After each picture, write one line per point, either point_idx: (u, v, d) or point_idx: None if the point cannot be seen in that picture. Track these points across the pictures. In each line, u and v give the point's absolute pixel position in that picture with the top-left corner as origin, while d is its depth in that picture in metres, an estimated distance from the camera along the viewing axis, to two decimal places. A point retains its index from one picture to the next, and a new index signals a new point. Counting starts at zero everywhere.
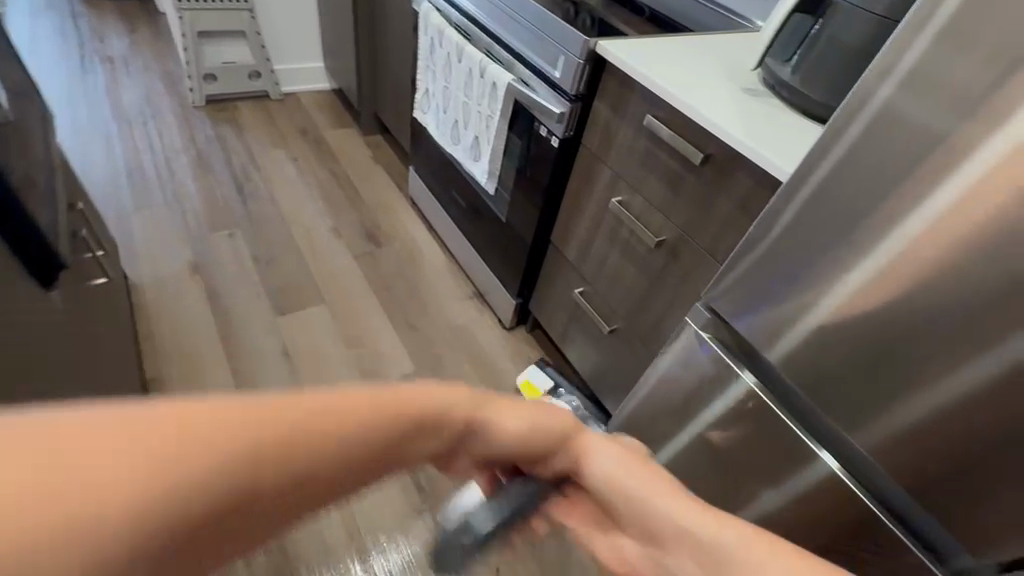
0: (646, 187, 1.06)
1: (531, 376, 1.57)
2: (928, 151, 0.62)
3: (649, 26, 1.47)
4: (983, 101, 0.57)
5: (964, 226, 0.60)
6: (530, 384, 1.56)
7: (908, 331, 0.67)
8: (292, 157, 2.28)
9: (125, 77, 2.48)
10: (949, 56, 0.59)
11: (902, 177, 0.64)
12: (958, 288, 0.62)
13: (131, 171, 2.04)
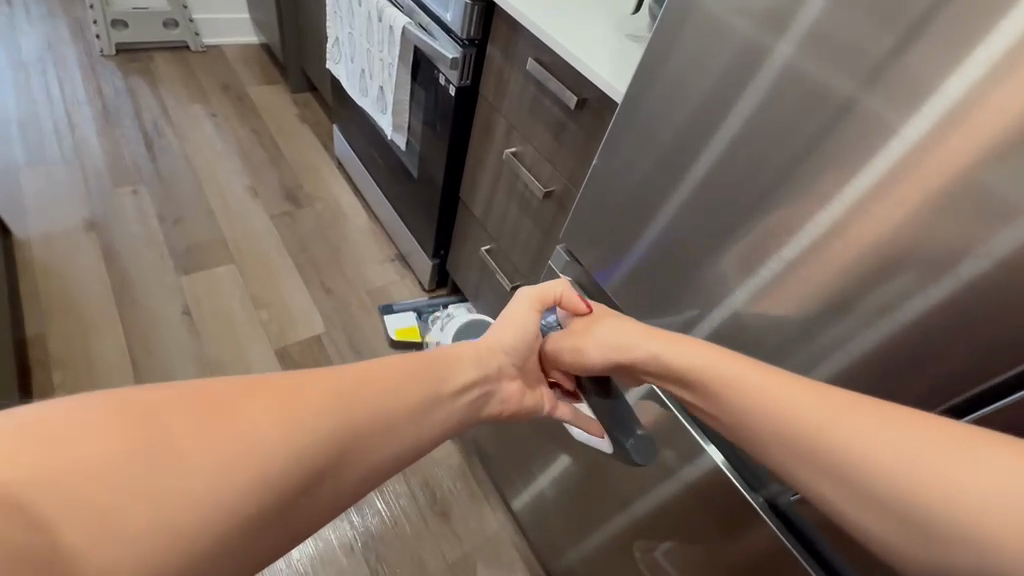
0: (536, 136, 1.05)
1: (395, 321, 1.62)
2: (839, 122, 0.58)
3: None
4: (887, 63, 0.53)
5: (878, 205, 0.57)
6: (400, 329, 1.61)
7: (803, 299, 0.66)
8: (210, 112, 2.15)
9: (25, 20, 2.27)
10: (850, 15, 0.55)
11: (810, 150, 0.61)
12: (852, 260, 0.60)
13: (25, 123, 1.89)
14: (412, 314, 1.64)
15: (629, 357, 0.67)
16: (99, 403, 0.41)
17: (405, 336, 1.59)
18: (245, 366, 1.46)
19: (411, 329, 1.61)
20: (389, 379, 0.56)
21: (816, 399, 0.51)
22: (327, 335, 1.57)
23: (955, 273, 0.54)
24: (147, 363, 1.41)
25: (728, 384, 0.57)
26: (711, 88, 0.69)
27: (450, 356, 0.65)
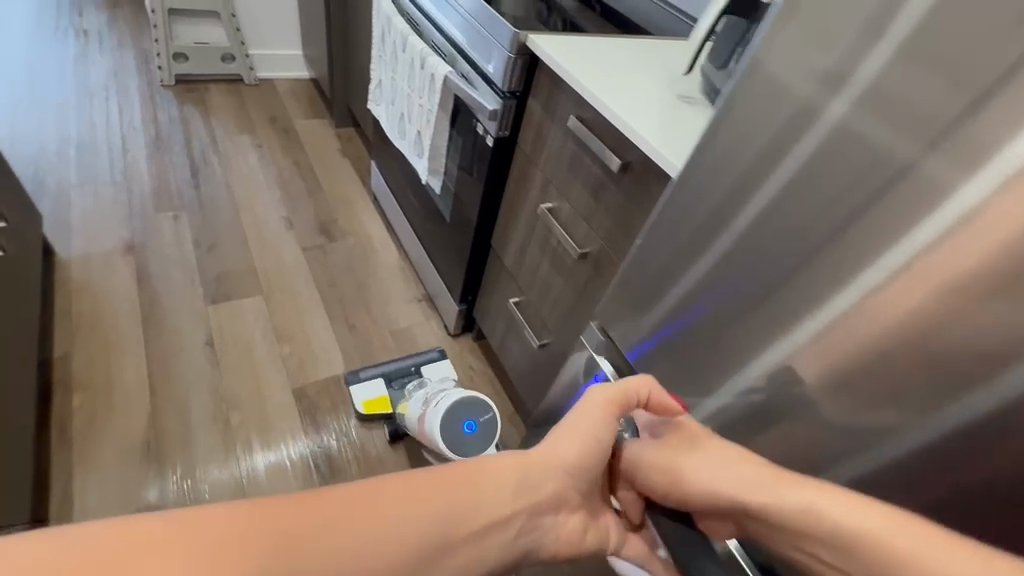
0: (573, 194, 1.00)
1: (363, 392, 1.47)
2: (896, 191, 0.46)
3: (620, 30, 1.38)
4: (959, 125, 0.42)
5: (944, 297, 0.44)
6: (369, 400, 1.46)
7: (845, 406, 0.52)
8: (256, 144, 2.21)
9: (98, 51, 2.42)
10: (914, 70, 0.45)
11: (860, 221, 0.49)
12: (908, 364, 0.47)
13: (84, 146, 1.98)
14: (380, 380, 1.50)
15: (728, 498, 0.52)
16: (153, 521, 0.37)
17: (375, 408, 1.44)
18: (260, 402, 1.43)
19: (380, 400, 1.46)
20: (457, 489, 0.49)
21: (931, 545, 0.42)
22: (345, 375, 1.53)
23: (1012, 385, 0.41)
24: (163, 390, 1.39)
25: (855, 542, 0.44)
26: (748, 147, 0.59)
27: (540, 456, 0.56)
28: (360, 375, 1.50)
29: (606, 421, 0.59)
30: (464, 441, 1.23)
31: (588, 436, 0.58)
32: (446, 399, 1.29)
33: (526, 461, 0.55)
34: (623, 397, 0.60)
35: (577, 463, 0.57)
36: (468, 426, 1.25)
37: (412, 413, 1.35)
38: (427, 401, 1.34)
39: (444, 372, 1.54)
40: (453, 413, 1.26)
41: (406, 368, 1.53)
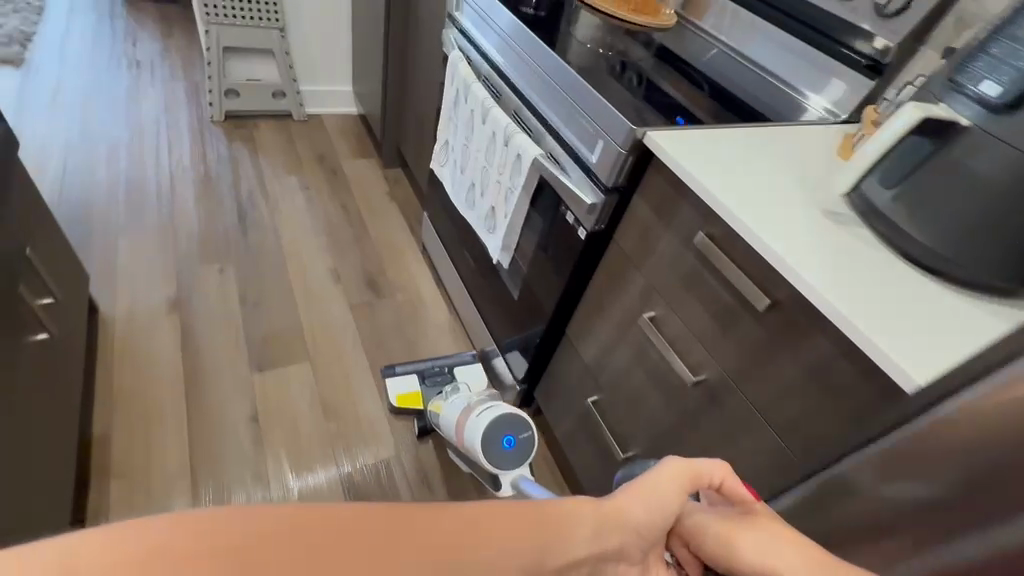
0: (688, 312, 0.88)
1: (396, 385, 1.53)
2: None
3: (700, 95, 1.20)
4: None
5: None
6: (402, 394, 1.51)
7: None
8: (304, 185, 2.12)
9: (149, 83, 2.38)
10: None
11: None
12: None
13: (130, 184, 1.91)
14: (414, 377, 1.55)
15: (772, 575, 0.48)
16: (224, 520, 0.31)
17: (406, 404, 1.50)
18: (306, 490, 1.31)
19: (414, 396, 1.52)
20: (538, 531, 0.42)
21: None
22: (395, 457, 1.41)
23: None
24: (205, 471, 1.29)
25: None
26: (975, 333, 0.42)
27: (611, 507, 0.50)
28: (398, 367, 1.57)
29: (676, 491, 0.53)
30: (498, 457, 1.18)
31: (657, 505, 0.52)
32: (491, 410, 1.24)
33: (601, 514, 0.48)
34: (689, 469, 0.55)
35: (643, 526, 0.50)
36: (506, 440, 1.19)
37: (450, 413, 1.34)
38: (470, 406, 1.30)
39: (475, 377, 1.60)
40: (493, 427, 1.20)
41: (440, 370, 1.58)
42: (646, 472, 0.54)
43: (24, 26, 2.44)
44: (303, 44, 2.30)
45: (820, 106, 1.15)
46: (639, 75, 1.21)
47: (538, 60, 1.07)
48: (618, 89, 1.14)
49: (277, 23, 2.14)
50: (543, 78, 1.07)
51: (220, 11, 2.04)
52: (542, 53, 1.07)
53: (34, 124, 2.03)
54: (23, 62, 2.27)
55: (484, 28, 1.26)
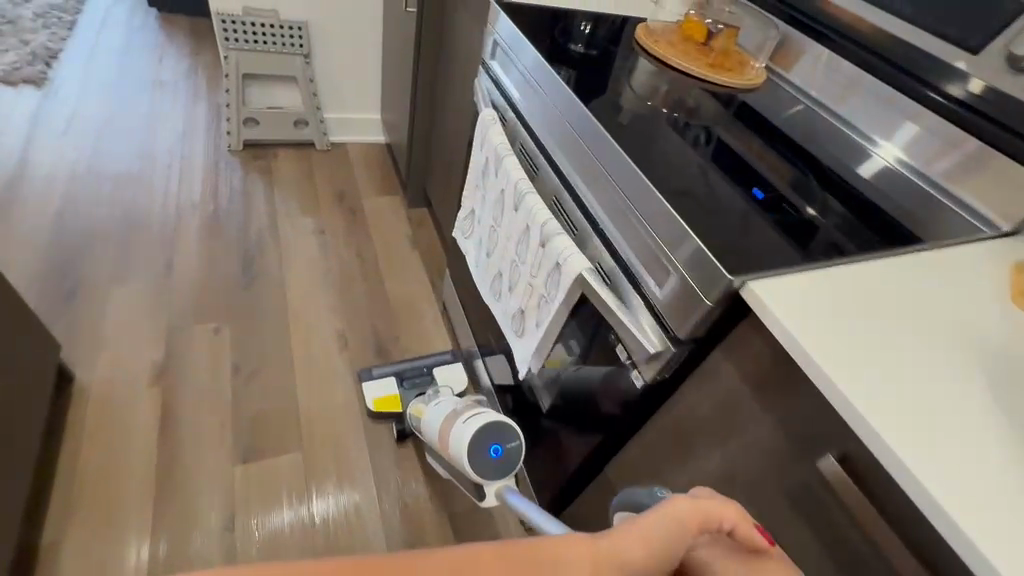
0: (799, 541, 0.60)
1: (374, 389, 1.46)
2: None
3: (786, 163, 0.90)
4: None
5: None
6: (380, 397, 1.45)
7: None
8: (319, 228, 1.93)
9: (169, 105, 2.24)
10: None
11: None
12: None
13: (133, 222, 1.75)
14: (393, 379, 1.48)
15: None
16: None
17: (384, 406, 1.43)
18: None
19: (392, 398, 1.45)
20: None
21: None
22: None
23: None
24: None
25: None
26: None
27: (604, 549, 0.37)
28: (376, 372, 1.49)
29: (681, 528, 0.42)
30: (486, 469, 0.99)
31: (660, 543, 0.40)
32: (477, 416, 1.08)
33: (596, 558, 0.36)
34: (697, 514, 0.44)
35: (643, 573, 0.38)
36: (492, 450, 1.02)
37: (431, 417, 1.20)
38: (455, 413, 1.14)
39: (456, 377, 1.52)
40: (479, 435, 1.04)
41: (422, 373, 1.51)
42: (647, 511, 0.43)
43: (51, 43, 2.36)
44: (330, 70, 2.11)
45: (891, 155, 0.94)
46: (707, 132, 0.92)
47: (595, 148, 0.84)
48: (683, 152, 0.85)
49: (301, 49, 1.97)
50: (600, 170, 0.83)
51: (239, 36, 1.87)
52: (602, 140, 0.83)
53: (46, 150, 1.92)
54: (44, 82, 2.17)
55: (527, 90, 1.03)
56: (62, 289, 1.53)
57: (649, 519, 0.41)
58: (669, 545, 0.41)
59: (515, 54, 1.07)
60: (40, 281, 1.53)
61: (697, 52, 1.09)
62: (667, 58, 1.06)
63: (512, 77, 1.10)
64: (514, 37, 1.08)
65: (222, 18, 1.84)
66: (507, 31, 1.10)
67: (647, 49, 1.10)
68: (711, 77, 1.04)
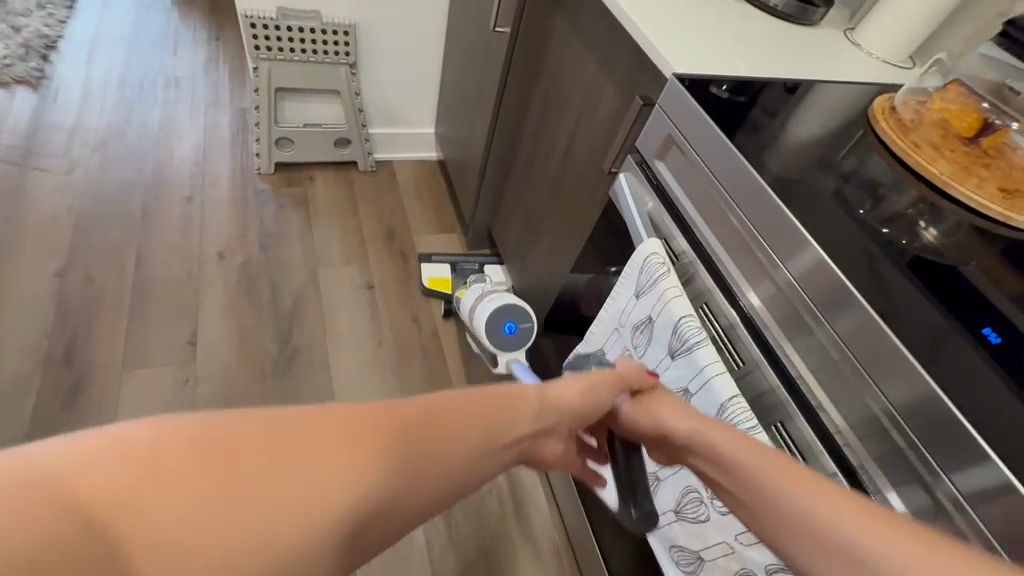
0: None
1: (430, 271, 1.64)
2: None
3: None
4: None
5: None
6: (433, 278, 1.63)
7: None
8: (366, 281, 1.61)
9: (185, 110, 1.89)
10: None
11: None
12: None
13: (147, 283, 1.45)
14: (447, 267, 1.65)
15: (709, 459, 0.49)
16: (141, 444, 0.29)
17: (437, 287, 1.61)
18: None
19: (443, 280, 1.63)
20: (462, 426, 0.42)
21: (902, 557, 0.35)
22: None
23: None
24: None
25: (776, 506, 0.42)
26: None
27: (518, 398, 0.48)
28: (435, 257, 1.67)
29: (574, 394, 0.53)
30: (501, 341, 1.28)
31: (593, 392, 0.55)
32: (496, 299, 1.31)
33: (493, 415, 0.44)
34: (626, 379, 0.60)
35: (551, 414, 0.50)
36: (508, 326, 1.29)
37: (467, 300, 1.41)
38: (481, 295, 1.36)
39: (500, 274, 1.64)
40: (494, 316, 1.28)
41: (471, 265, 1.64)
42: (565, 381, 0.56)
43: (48, 29, 1.99)
44: (379, 79, 1.72)
45: None
46: (924, 242, 0.64)
47: (854, 345, 0.54)
48: (879, 259, 0.59)
49: (347, 57, 1.59)
50: (876, 400, 0.53)
51: (272, 44, 1.50)
52: (867, 343, 0.53)
53: (43, 179, 1.60)
54: (41, 83, 1.84)
55: (722, 227, 0.69)
56: (63, 385, 1.25)
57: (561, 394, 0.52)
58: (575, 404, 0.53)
59: (701, 163, 0.72)
60: (37, 369, 1.26)
61: (982, 167, 0.72)
62: (945, 186, 0.70)
63: (689, 193, 0.75)
64: (711, 144, 0.69)
65: (252, 21, 1.45)
66: (695, 130, 0.72)
67: (903, 158, 0.74)
68: (1018, 220, 0.67)
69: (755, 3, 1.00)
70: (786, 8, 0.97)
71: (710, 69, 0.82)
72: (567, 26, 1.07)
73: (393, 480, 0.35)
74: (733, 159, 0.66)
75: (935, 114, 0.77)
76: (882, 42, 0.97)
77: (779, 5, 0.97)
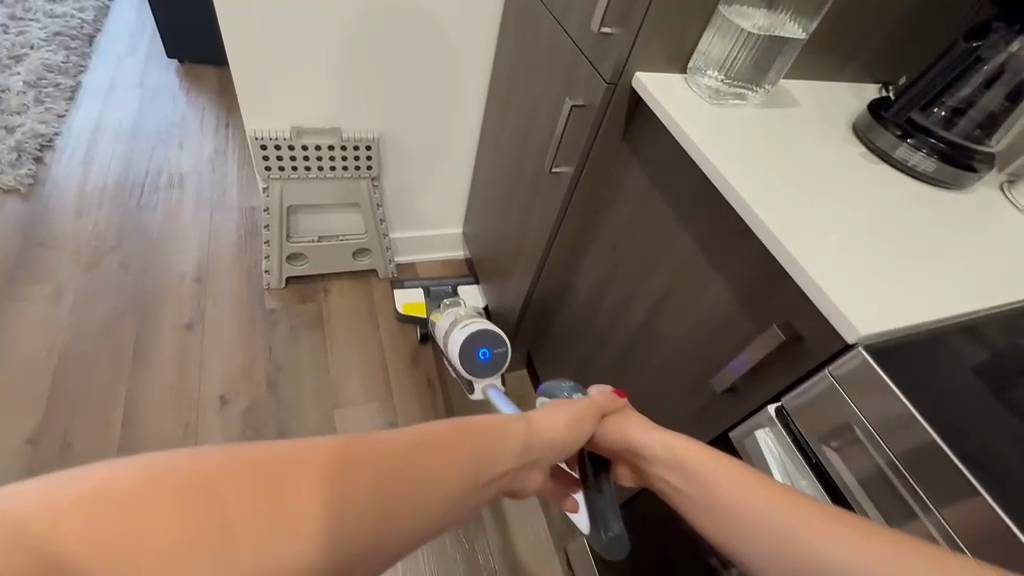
0: None
1: (404, 297, 1.60)
2: None
3: None
4: None
5: None
6: (408, 303, 1.58)
7: None
8: (388, 421, 1.40)
9: (188, 211, 1.73)
10: None
11: None
12: None
13: (138, 441, 1.26)
14: (419, 290, 1.61)
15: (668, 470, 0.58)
16: (176, 471, 0.32)
17: (411, 312, 1.57)
18: None
19: (417, 306, 1.58)
20: (458, 450, 0.42)
21: (805, 521, 0.48)
22: None
23: None
24: None
25: (743, 508, 0.50)
26: None
27: (539, 419, 0.54)
28: (408, 283, 1.63)
29: (588, 410, 0.60)
30: (478, 369, 1.23)
31: (580, 423, 0.58)
32: (473, 323, 1.27)
33: (534, 430, 0.51)
34: (597, 408, 0.61)
35: (566, 437, 0.56)
36: (481, 353, 1.24)
37: (439, 323, 1.37)
38: (455, 319, 1.33)
39: (474, 298, 1.64)
40: (470, 341, 1.24)
41: (445, 289, 1.62)
42: (547, 407, 0.58)
43: (43, 125, 1.86)
44: (404, 186, 1.54)
45: None
46: None
47: None
48: None
49: (369, 171, 1.42)
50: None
51: (285, 163, 1.32)
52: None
53: (24, 312, 1.43)
54: (33, 190, 1.69)
55: None
56: None
57: (566, 407, 0.59)
58: (564, 421, 0.56)
59: (911, 484, 0.55)
60: None
61: None
62: None
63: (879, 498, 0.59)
64: (942, 474, 0.52)
65: (262, 142, 1.28)
66: (905, 440, 0.55)
67: None
68: None
69: (888, 159, 0.80)
70: (933, 171, 0.77)
71: (874, 312, 0.59)
72: (649, 184, 0.87)
73: (443, 478, 0.40)
74: (977, 503, 0.50)
75: None
76: None
77: (926, 167, 0.77)
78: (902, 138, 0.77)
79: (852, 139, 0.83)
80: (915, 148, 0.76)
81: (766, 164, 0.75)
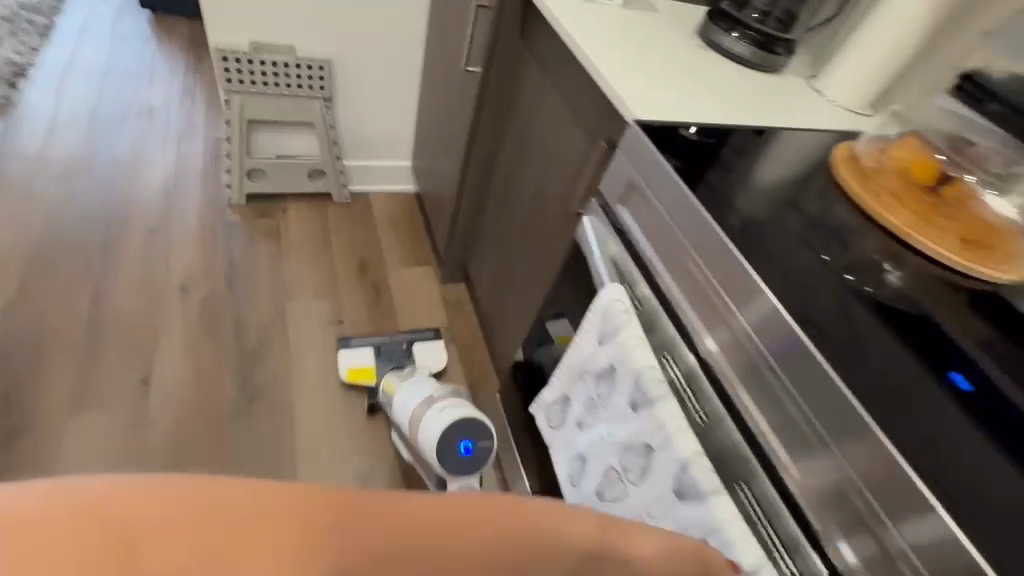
0: None
1: (352, 358, 1.42)
2: None
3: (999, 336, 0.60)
4: None
5: None
6: (354, 368, 1.41)
7: None
8: (334, 316, 1.56)
9: (154, 137, 1.88)
10: None
11: None
12: None
13: (103, 318, 1.41)
14: (369, 350, 1.44)
15: None
16: None
17: (358, 378, 1.39)
18: None
19: (367, 370, 1.41)
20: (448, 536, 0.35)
21: None
22: None
23: None
24: None
25: None
26: None
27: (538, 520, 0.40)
28: (357, 340, 1.45)
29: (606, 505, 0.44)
30: (457, 468, 0.97)
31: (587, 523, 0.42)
32: (454, 405, 1.02)
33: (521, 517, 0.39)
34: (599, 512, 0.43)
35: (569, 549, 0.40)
36: (463, 448, 0.98)
37: (404, 403, 1.11)
38: (431, 398, 1.07)
39: (434, 355, 1.48)
40: (452, 430, 0.98)
41: (398, 345, 1.47)
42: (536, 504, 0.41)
43: (18, 56, 1.99)
44: (355, 113, 1.72)
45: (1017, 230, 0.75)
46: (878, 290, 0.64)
47: (816, 408, 0.54)
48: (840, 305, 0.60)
49: (322, 92, 1.60)
50: (909, 564, 0.47)
51: (245, 76, 1.50)
52: (922, 529, 0.46)
53: None
54: (7, 110, 1.83)
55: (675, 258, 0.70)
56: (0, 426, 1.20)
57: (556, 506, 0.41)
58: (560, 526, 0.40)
59: (667, 218, 0.71)
60: None
61: (943, 217, 0.71)
62: (909, 238, 0.70)
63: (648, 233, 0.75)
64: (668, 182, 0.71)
65: (224, 55, 1.47)
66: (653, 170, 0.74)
67: (875, 217, 0.73)
68: (976, 270, 0.67)
69: (717, 49, 1.02)
70: (749, 55, 0.99)
71: (661, 112, 0.82)
72: (536, 70, 1.08)
73: None
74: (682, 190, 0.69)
75: (894, 162, 0.78)
76: (842, 88, 0.99)
77: (744, 53, 0.99)
78: (728, 31, 0.99)
79: (693, 38, 1.05)
80: (737, 38, 0.98)
81: (617, 41, 0.96)
